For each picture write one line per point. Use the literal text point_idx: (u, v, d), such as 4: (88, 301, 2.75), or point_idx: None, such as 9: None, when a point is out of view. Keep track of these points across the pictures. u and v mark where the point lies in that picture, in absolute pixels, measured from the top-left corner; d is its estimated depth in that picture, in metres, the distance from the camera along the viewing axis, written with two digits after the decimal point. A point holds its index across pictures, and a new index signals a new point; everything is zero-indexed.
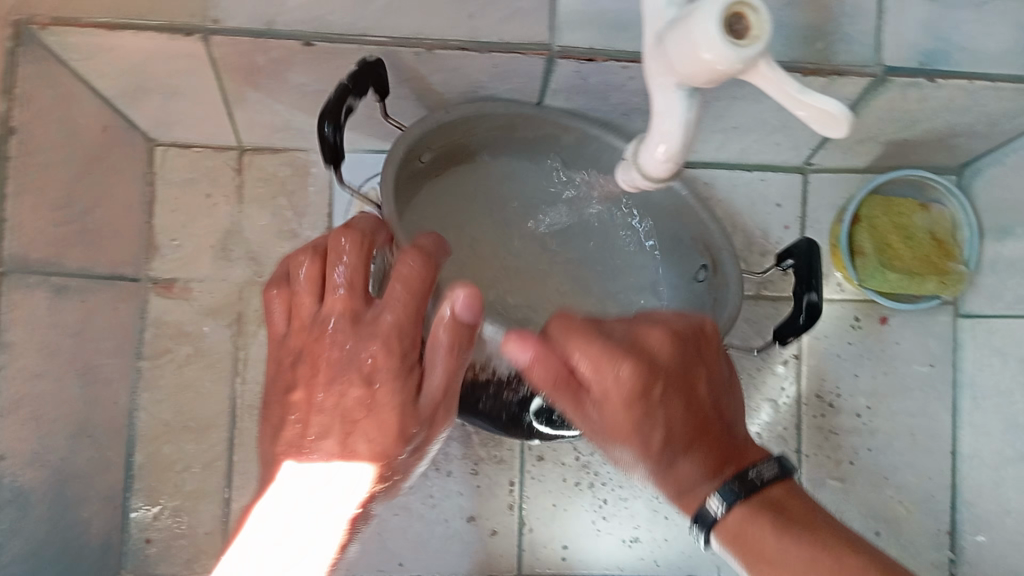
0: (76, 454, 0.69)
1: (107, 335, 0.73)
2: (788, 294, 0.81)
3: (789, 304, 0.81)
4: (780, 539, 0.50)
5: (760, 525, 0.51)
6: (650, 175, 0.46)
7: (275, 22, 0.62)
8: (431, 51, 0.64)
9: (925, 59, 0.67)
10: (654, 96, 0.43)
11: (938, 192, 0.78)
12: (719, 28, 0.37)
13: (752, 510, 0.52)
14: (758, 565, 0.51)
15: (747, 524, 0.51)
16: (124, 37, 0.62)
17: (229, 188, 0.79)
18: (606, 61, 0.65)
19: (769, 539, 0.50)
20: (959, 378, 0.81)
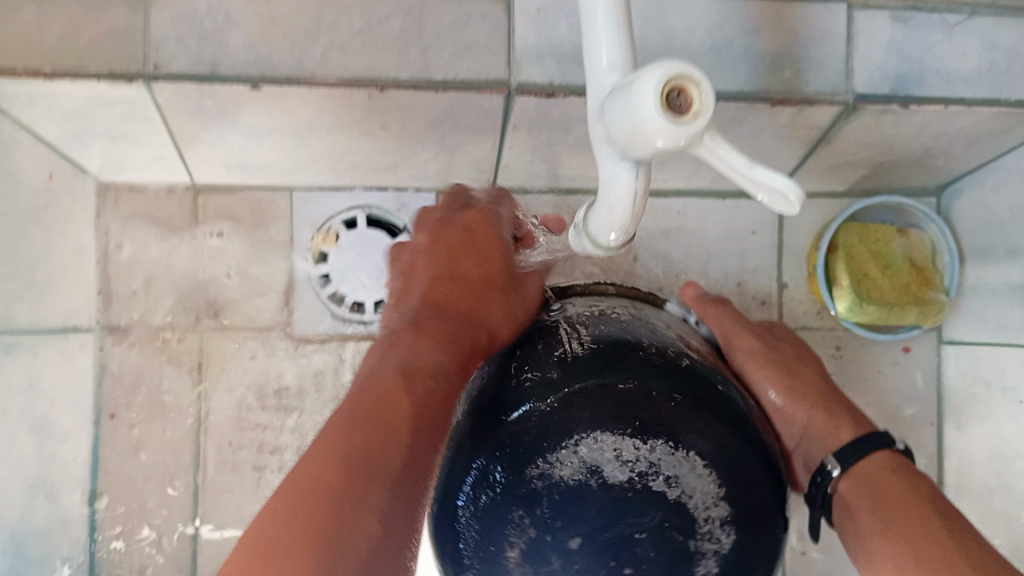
0: (32, 513, 0.67)
1: (62, 388, 0.71)
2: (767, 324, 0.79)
3: None
4: (912, 486, 0.51)
5: (895, 473, 0.52)
6: (600, 245, 0.44)
7: (219, 65, 0.59)
8: (384, 90, 0.61)
9: (896, 85, 0.64)
10: (602, 163, 0.41)
11: (917, 217, 0.75)
12: (658, 104, 0.34)
13: (887, 467, 0.53)
14: (880, 504, 0.50)
15: (893, 473, 0.52)
16: (64, 84, 0.59)
17: (185, 230, 0.76)
18: (565, 95, 0.62)
19: (900, 482, 0.51)
20: (944, 405, 0.79)
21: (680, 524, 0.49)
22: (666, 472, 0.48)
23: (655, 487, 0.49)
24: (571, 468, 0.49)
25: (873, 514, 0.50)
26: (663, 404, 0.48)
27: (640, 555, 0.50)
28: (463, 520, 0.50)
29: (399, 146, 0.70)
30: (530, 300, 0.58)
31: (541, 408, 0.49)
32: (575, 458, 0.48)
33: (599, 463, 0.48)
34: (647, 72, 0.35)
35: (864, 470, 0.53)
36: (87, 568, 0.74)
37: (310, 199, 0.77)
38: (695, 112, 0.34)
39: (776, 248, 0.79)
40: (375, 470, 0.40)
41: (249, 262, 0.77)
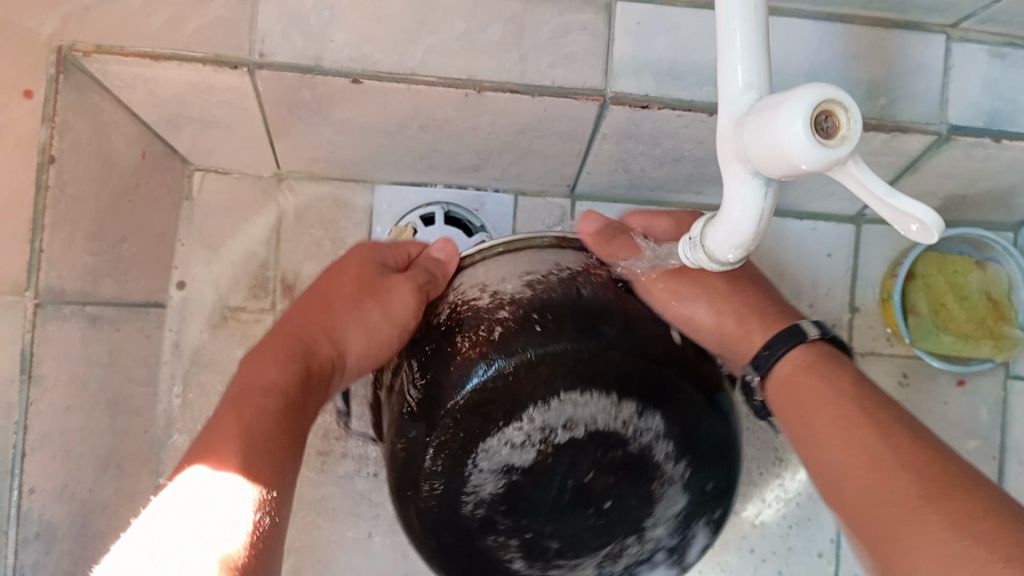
0: (102, 485, 0.68)
1: (136, 364, 0.72)
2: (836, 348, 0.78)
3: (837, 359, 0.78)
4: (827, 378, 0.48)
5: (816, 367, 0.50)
6: (717, 260, 0.44)
7: (322, 59, 0.60)
8: (481, 92, 0.62)
9: (989, 119, 0.65)
10: (728, 181, 0.41)
11: (996, 251, 0.75)
12: (808, 128, 0.35)
13: (813, 369, 0.50)
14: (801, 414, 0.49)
15: (813, 374, 0.49)
16: (170, 67, 0.60)
17: (265, 216, 0.77)
18: (660, 109, 0.63)
19: (803, 378, 0.50)
20: (1007, 443, 0.79)
21: (610, 444, 0.52)
22: (564, 417, 0.50)
23: (561, 440, 0.51)
24: (501, 455, 0.51)
25: (807, 422, 0.48)
26: (528, 331, 0.49)
27: (600, 483, 0.54)
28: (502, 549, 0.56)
29: (484, 148, 0.71)
30: (397, 295, 0.55)
31: (471, 396, 0.49)
32: (491, 438, 0.50)
33: (506, 461, 0.51)
34: (796, 95, 0.35)
35: (782, 377, 0.51)
36: None
37: (390, 194, 0.78)
38: (844, 137, 0.35)
39: (849, 273, 0.79)
40: (239, 445, 0.44)
41: (325, 253, 0.77)
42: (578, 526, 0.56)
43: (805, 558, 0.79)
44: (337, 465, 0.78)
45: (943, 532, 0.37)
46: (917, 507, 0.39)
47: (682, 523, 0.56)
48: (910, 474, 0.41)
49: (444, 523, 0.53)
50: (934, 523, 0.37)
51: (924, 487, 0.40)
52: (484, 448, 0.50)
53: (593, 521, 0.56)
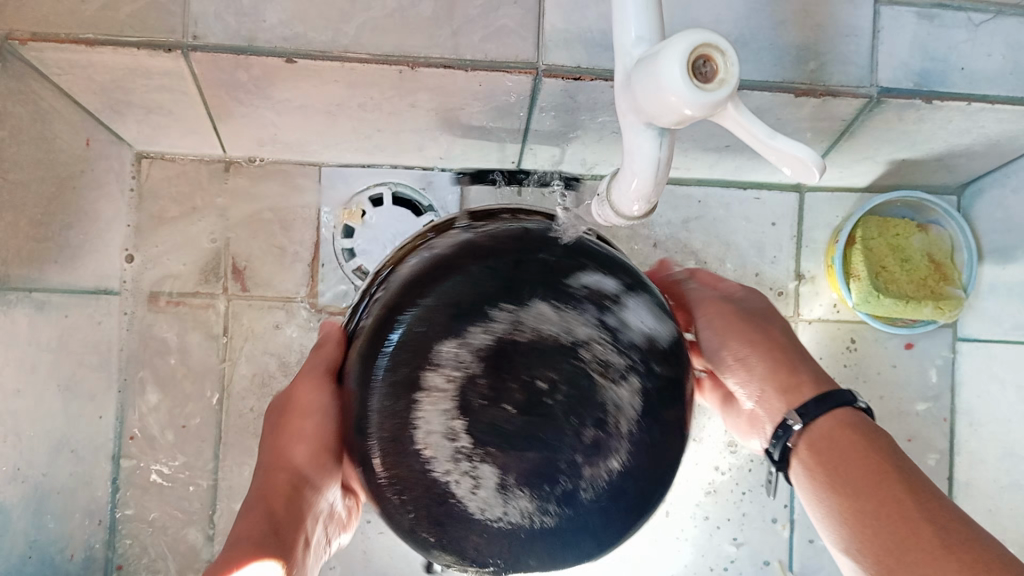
0: (58, 470, 0.69)
1: (90, 350, 0.73)
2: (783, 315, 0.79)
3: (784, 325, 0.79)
4: (854, 445, 0.48)
5: (843, 435, 0.49)
6: (624, 214, 0.46)
7: (255, 39, 0.61)
8: (414, 68, 0.63)
9: (920, 80, 0.65)
10: (625, 133, 0.42)
11: (937, 214, 0.76)
12: (686, 73, 0.36)
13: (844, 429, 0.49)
14: (842, 502, 0.47)
15: (847, 438, 0.48)
16: (106, 53, 0.60)
17: (216, 202, 0.78)
18: (593, 80, 0.63)
19: (846, 444, 0.48)
20: (957, 404, 0.80)
21: (467, 403, 0.43)
22: (434, 433, 0.43)
23: (469, 437, 0.43)
24: (486, 495, 0.43)
25: (830, 481, 0.48)
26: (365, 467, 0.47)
27: (565, 426, 0.42)
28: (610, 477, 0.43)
29: (426, 125, 0.71)
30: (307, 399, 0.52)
31: (412, 515, 0.44)
32: (497, 525, 0.43)
33: (507, 511, 0.43)
34: (674, 42, 0.36)
35: (820, 442, 0.49)
36: (108, 526, 0.76)
37: (338, 176, 0.79)
38: (721, 81, 0.36)
39: (795, 241, 0.80)
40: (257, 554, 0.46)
41: (276, 236, 0.78)
42: (576, 415, 0.43)
43: (760, 523, 0.81)
44: None
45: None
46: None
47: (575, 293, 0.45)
48: (929, 530, 0.44)
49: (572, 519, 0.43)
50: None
51: (955, 555, 0.42)
52: (451, 503, 0.43)
53: (557, 401, 0.43)
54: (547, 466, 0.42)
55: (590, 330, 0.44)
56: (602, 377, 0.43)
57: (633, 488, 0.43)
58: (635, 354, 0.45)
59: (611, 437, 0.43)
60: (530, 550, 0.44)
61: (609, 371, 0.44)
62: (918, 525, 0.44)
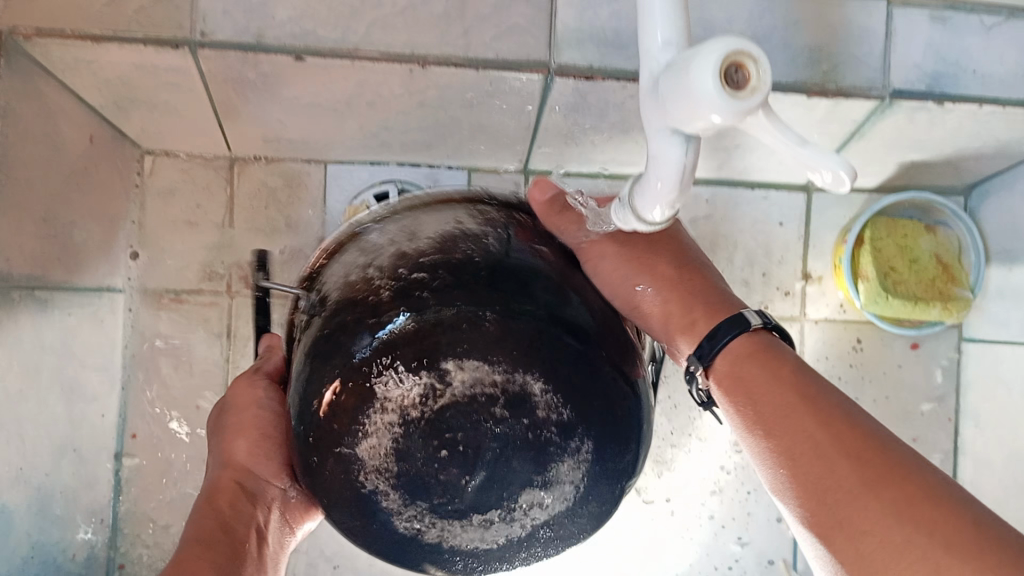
0: (61, 471, 0.68)
1: (93, 349, 0.72)
2: (790, 316, 0.79)
3: (791, 327, 0.79)
4: (769, 375, 0.47)
5: (752, 362, 0.48)
6: (647, 221, 0.45)
7: (264, 37, 0.60)
8: (425, 67, 0.62)
9: (932, 82, 0.65)
10: (651, 139, 0.41)
11: (945, 215, 0.76)
12: (719, 80, 0.35)
13: (751, 353, 0.49)
14: (754, 429, 0.46)
15: (753, 360, 0.48)
16: (111, 49, 0.59)
17: (219, 198, 0.77)
18: (604, 80, 0.63)
19: (758, 372, 0.47)
20: (961, 405, 0.80)
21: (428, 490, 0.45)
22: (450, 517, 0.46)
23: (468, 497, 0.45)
24: (536, 494, 0.46)
25: (746, 407, 0.47)
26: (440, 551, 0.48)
27: (492, 452, 0.44)
28: (540, 403, 0.44)
29: (434, 123, 0.71)
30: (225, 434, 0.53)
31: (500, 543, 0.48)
32: (574, 492, 0.46)
33: (553, 485, 0.46)
34: (706, 49, 0.36)
35: (726, 364, 0.49)
36: (110, 526, 0.75)
37: (344, 174, 0.78)
38: (754, 90, 0.35)
39: (801, 241, 0.80)
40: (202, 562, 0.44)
41: (280, 234, 0.77)
42: (477, 414, 0.43)
43: (763, 523, 0.81)
44: None
45: (895, 533, 0.38)
46: (862, 497, 0.40)
47: (387, 363, 0.42)
48: (836, 450, 0.42)
49: (551, 449, 0.45)
50: (880, 512, 0.39)
51: (863, 474, 0.40)
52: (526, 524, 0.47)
53: (458, 397, 0.43)
54: (495, 452, 0.44)
55: (412, 390, 0.42)
56: (440, 400, 0.43)
57: (597, 393, 0.44)
58: (470, 324, 0.42)
59: (517, 379, 0.43)
60: (604, 482, 0.46)
61: (400, 373, 0.42)
62: (823, 448, 0.42)
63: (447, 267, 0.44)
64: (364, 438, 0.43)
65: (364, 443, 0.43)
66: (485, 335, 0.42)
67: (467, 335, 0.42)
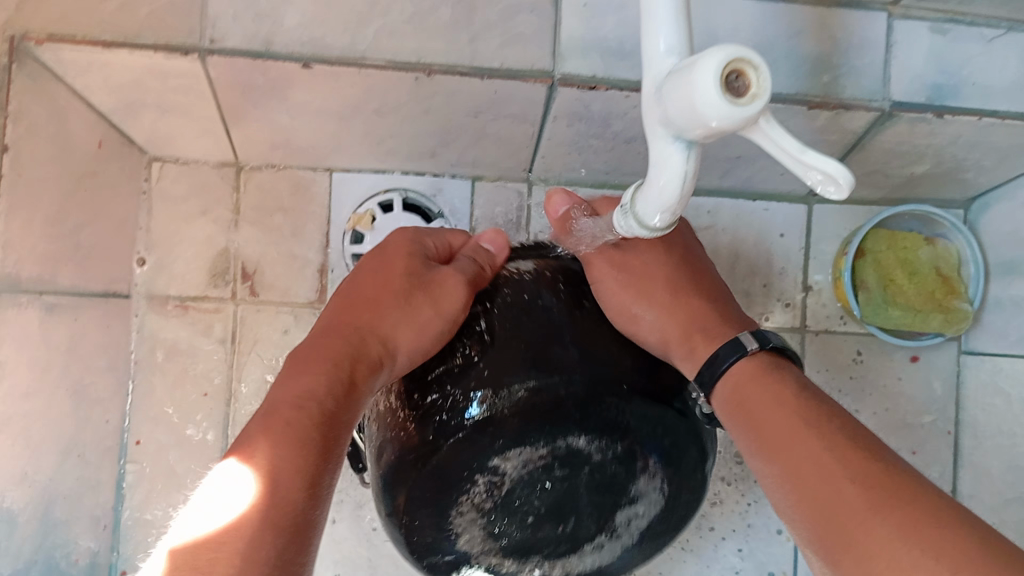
0: (65, 473, 0.68)
1: (99, 353, 0.72)
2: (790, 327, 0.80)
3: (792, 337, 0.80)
4: (777, 397, 0.46)
5: (762, 382, 0.48)
6: (648, 224, 0.46)
7: (273, 43, 0.61)
8: (431, 75, 0.63)
9: (932, 94, 0.66)
10: (653, 145, 0.42)
11: (944, 227, 0.77)
12: (719, 86, 0.36)
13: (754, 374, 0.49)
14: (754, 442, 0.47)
15: (759, 380, 0.48)
16: (122, 54, 0.60)
17: (225, 205, 0.78)
18: (609, 89, 0.64)
19: (766, 394, 0.47)
20: (961, 417, 0.80)
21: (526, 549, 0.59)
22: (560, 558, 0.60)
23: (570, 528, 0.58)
24: (640, 508, 0.58)
25: (745, 427, 0.47)
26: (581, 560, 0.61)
27: (566, 492, 0.56)
28: (590, 447, 0.54)
29: (439, 131, 0.71)
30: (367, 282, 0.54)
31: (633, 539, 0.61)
32: (660, 497, 0.58)
33: (643, 491, 0.57)
34: (707, 55, 0.36)
35: (737, 381, 0.50)
36: (113, 530, 0.75)
37: (349, 181, 0.79)
38: (754, 96, 0.36)
39: (802, 252, 0.80)
40: None
41: (285, 240, 0.78)
42: (549, 471, 0.54)
43: (765, 534, 0.81)
44: None
45: (888, 543, 0.37)
46: (869, 518, 0.38)
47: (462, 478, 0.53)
48: (835, 464, 0.41)
49: (632, 459, 0.55)
50: (885, 530, 0.37)
51: (869, 495, 0.39)
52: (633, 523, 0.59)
53: (521, 466, 0.53)
54: (572, 488, 0.56)
55: (477, 494, 0.54)
56: (502, 486, 0.54)
57: (644, 428, 0.54)
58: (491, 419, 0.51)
59: (559, 445, 0.53)
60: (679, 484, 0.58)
61: (468, 489, 0.54)
62: (829, 467, 0.41)
63: (450, 379, 0.51)
64: (460, 539, 0.57)
65: (461, 540, 0.57)
66: (509, 429, 0.51)
67: (504, 424, 0.51)
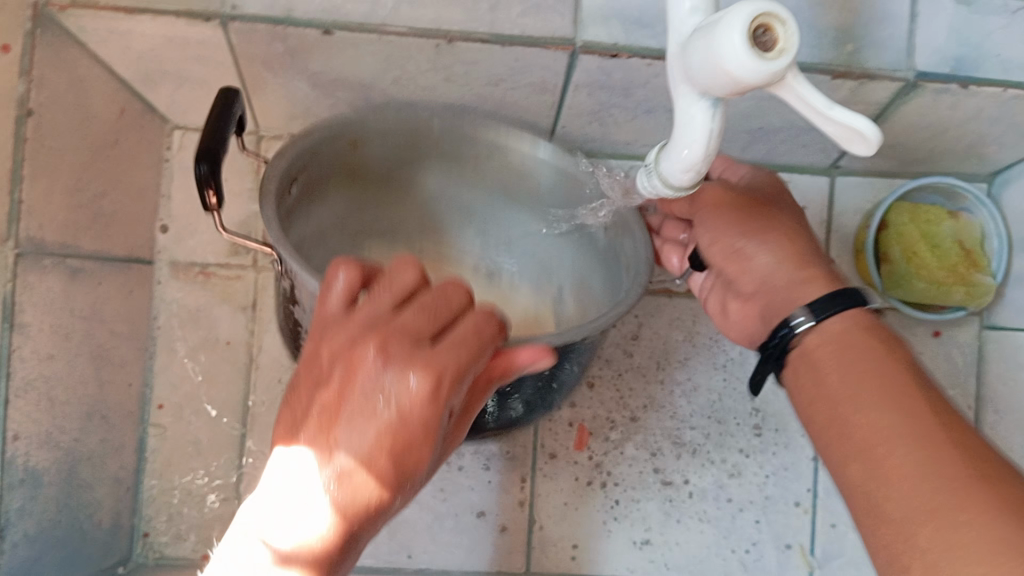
0: (88, 436, 0.69)
1: (121, 319, 0.73)
2: None
3: None
4: (877, 354, 0.49)
5: (854, 336, 0.51)
6: (672, 183, 0.46)
7: (294, 10, 0.61)
8: (451, 42, 0.63)
9: (957, 65, 0.65)
10: (677, 105, 0.42)
11: (968, 201, 0.76)
12: (746, 41, 0.36)
13: (861, 328, 0.51)
14: (829, 409, 0.50)
15: (856, 342, 0.50)
16: (144, 20, 0.60)
17: (246, 174, 0.78)
18: (629, 58, 0.63)
19: (868, 354, 0.50)
20: (983, 392, 0.80)
21: None
22: None
23: None
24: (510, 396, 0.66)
25: (857, 391, 0.48)
26: None
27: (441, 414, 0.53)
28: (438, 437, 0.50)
29: (458, 101, 0.71)
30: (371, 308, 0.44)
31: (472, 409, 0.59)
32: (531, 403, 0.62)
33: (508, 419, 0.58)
34: (734, 10, 0.36)
35: (836, 329, 0.52)
36: (135, 493, 0.75)
37: None
38: (781, 51, 0.36)
39: (824, 225, 0.79)
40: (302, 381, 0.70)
41: None
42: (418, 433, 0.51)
43: (783, 507, 0.81)
44: None
45: (962, 514, 0.40)
46: (956, 488, 0.41)
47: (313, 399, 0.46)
48: (921, 429, 0.44)
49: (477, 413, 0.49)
50: (980, 509, 0.40)
51: (966, 464, 0.42)
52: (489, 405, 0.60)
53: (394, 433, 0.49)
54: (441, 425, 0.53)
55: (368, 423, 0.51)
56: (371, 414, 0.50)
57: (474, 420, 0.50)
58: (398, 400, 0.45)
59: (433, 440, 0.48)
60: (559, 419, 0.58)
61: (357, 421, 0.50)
62: (913, 424, 0.45)
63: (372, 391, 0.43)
64: None
65: None
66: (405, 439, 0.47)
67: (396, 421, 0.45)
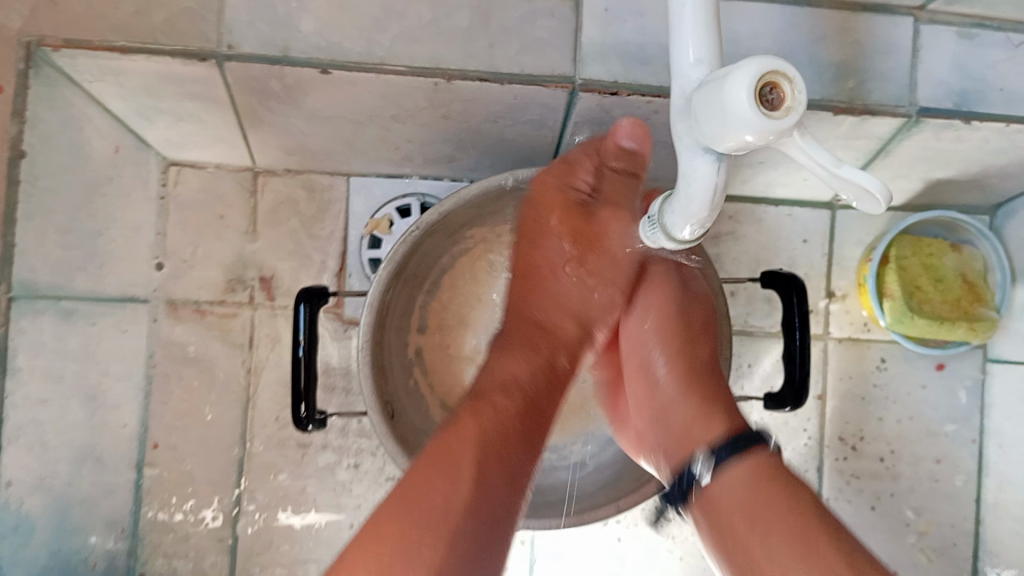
0: (82, 478, 0.69)
1: (116, 358, 0.72)
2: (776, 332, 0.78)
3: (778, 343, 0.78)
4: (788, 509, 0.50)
5: (745, 478, 0.54)
6: (677, 235, 0.45)
7: (291, 49, 0.60)
8: (450, 81, 0.62)
9: (959, 100, 0.65)
10: (681, 157, 0.41)
11: (970, 234, 0.75)
12: (752, 99, 0.35)
13: (756, 474, 0.54)
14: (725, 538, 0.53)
15: (760, 493, 0.52)
16: (139, 61, 0.59)
17: (243, 209, 0.77)
18: (629, 95, 0.63)
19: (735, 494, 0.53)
20: (986, 425, 0.79)
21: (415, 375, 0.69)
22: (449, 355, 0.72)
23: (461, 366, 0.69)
24: None
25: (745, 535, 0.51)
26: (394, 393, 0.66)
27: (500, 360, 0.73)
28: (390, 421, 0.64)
29: (457, 136, 0.71)
30: (553, 249, 0.67)
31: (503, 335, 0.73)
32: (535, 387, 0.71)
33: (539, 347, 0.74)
34: (741, 67, 0.35)
35: (723, 491, 0.54)
36: (129, 537, 0.74)
37: (366, 186, 0.78)
38: (788, 109, 0.35)
39: (826, 258, 0.79)
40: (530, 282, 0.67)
41: (303, 246, 0.77)
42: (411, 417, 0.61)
43: None
44: (317, 457, 0.77)
45: None
46: None
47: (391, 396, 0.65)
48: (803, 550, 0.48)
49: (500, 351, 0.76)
50: None
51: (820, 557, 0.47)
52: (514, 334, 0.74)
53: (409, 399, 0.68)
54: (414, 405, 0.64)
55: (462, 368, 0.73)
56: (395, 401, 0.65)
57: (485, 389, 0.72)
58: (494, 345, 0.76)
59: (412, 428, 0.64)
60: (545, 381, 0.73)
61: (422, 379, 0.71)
62: (799, 546, 0.48)
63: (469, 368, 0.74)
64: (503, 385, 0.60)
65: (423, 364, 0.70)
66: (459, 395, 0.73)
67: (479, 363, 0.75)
